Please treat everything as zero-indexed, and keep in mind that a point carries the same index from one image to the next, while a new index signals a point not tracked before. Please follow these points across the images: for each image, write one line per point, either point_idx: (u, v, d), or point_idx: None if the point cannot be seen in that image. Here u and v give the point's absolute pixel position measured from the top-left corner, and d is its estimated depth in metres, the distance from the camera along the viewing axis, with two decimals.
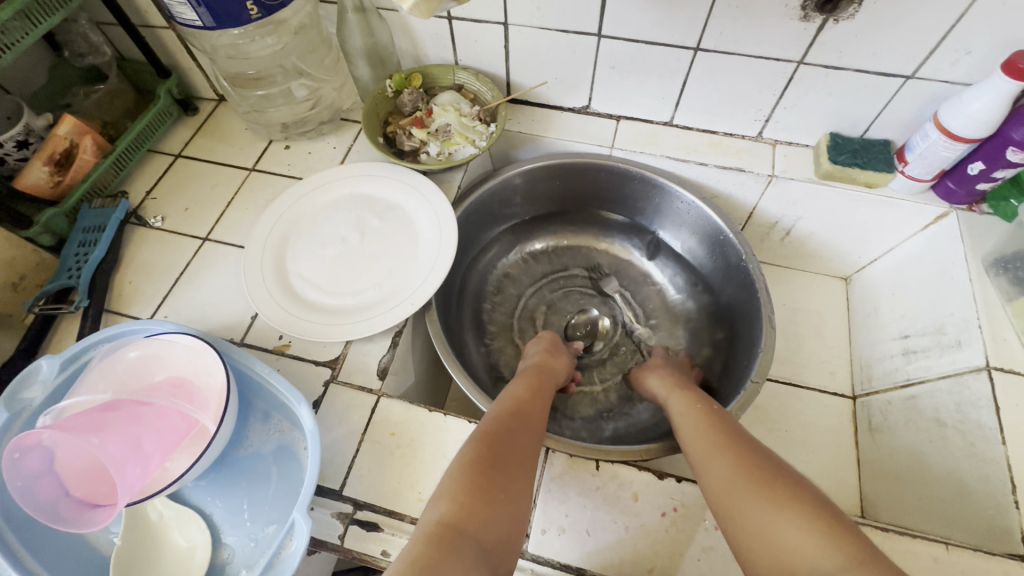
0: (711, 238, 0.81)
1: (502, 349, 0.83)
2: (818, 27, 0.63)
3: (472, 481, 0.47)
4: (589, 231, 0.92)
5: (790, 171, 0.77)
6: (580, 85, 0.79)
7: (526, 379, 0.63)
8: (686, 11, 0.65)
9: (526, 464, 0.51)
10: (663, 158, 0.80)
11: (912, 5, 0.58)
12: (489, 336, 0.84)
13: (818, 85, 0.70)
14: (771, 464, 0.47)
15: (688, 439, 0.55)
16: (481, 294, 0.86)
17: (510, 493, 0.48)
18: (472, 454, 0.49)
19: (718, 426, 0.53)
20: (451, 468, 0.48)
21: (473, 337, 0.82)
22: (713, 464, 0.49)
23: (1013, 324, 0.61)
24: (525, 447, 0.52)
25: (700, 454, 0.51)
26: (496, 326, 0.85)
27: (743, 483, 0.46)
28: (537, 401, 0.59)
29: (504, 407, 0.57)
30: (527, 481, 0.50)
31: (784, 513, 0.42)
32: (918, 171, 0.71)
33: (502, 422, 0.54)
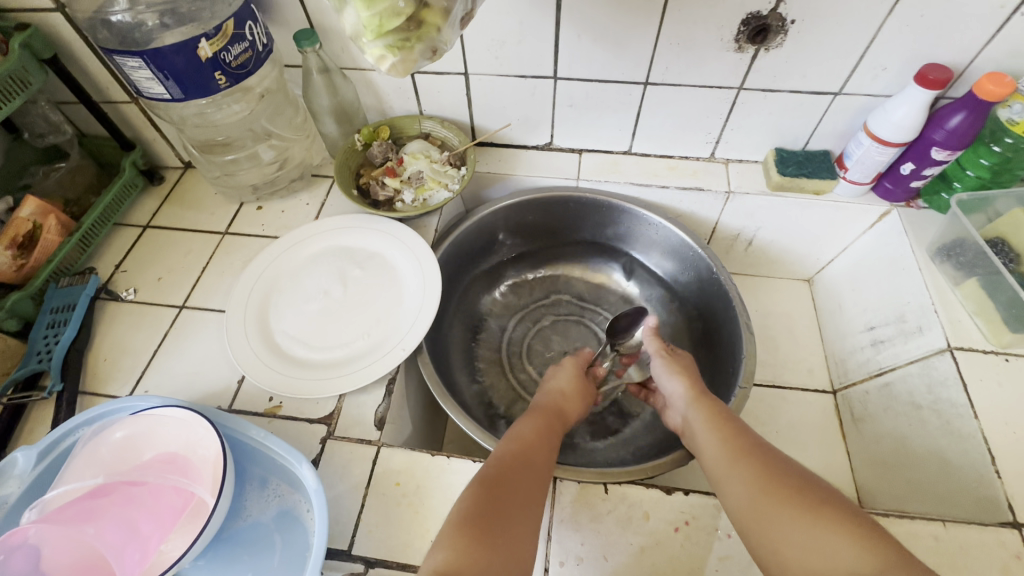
0: (682, 255, 0.85)
1: (494, 385, 0.82)
2: (751, 56, 0.69)
3: (473, 530, 0.46)
4: (564, 260, 0.94)
5: (745, 186, 0.82)
6: (541, 124, 0.84)
7: (533, 418, 0.62)
8: (632, 51, 0.71)
9: (530, 505, 0.50)
10: (627, 185, 0.85)
11: (830, 33, 0.66)
12: (481, 372, 0.83)
13: (758, 107, 0.76)
14: (792, 475, 0.48)
15: (704, 454, 0.55)
16: (467, 333, 0.85)
17: (514, 534, 0.47)
18: (475, 501, 0.49)
19: (735, 434, 0.54)
20: (456, 512, 0.48)
21: (465, 375, 0.81)
22: (732, 479, 0.50)
23: (964, 305, 0.68)
24: (531, 487, 0.52)
25: (719, 469, 0.52)
26: (486, 362, 0.84)
27: (762, 497, 0.47)
28: (545, 440, 0.59)
29: (510, 448, 0.56)
30: (531, 523, 0.49)
31: (810, 524, 0.44)
32: (858, 176, 0.77)
33: (507, 463, 0.54)
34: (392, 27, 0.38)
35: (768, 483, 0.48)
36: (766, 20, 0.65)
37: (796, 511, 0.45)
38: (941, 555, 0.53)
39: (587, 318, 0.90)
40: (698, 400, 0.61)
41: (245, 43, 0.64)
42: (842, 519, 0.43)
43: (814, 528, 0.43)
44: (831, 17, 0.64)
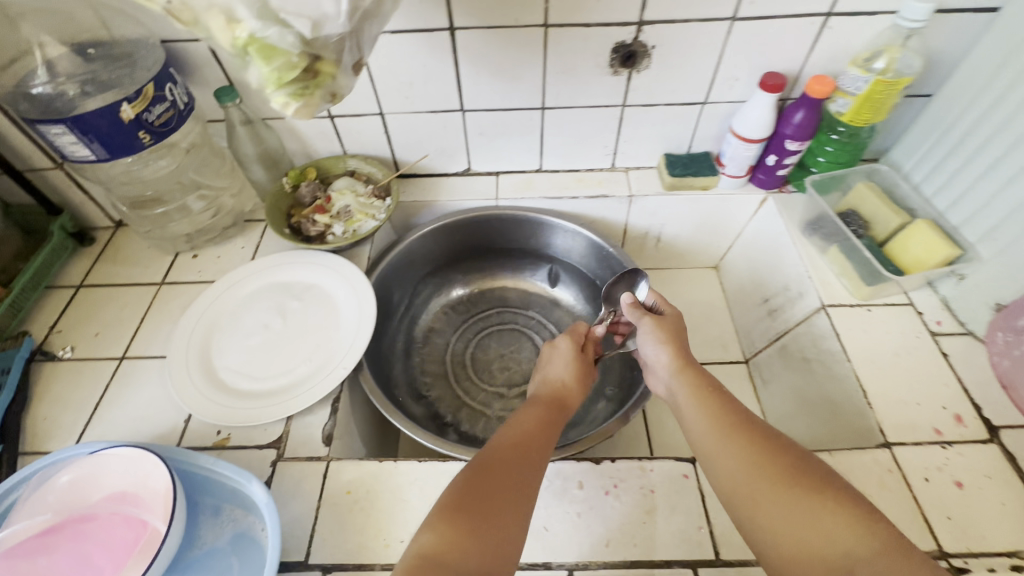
0: (597, 255, 0.93)
1: (440, 396, 0.86)
2: (627, 78, 0.81)
3: (461, 521, 0.46)
4: (495, 274, 1.01)
5: (644, 190, 0.93)
6: (457, 152, 0.92)
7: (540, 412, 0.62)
8: (525, 81, 0.81)
9: (522, 493, 0.50)
10: (541, 200, 0.94)
11: (686, 54, 0.78)
12: (425, 386, 0.87)
13: (642, 120, 0.88)
14: (796, 462, 0.49)
15: (691, 428, 0.56)
16: (409, 351, 0.90)
17: (503, 526, 0.47)
18: (466, 493, 0.49)
19: (725, 411, 0.54)
20: (447, 508, 0.48)
21: (410, 390, 0.85)
22: (724, 459, 0.51)
23: (830, 267, 0.80)
24: (524, 480, 0.52)
25: (709, 445, 0.53)
26: (430, 376, 0.89)
27: (761, 483, 0.48)
28: (544, 432, 0.58)
29: (508, 441, 0.56)
30: (523, 515, 0.49)
31: (814, 507, 0.45)
32: (734, 170, 0.88)
33: (502, 456, 0.53)
34: (291, 79, 0.43)
35: (769, 469, 0.48)
36: (632, 47, 0.77)
37: (796, 499, 0.46)
38: None
39: (521, 324, 0.96)
40: (683, 371, 0.60)
41: (166, 103, 0.69)
42: (848, 511, 0.44)
43: (814, 518, 0.44)
44: (683, 42, 0.76)
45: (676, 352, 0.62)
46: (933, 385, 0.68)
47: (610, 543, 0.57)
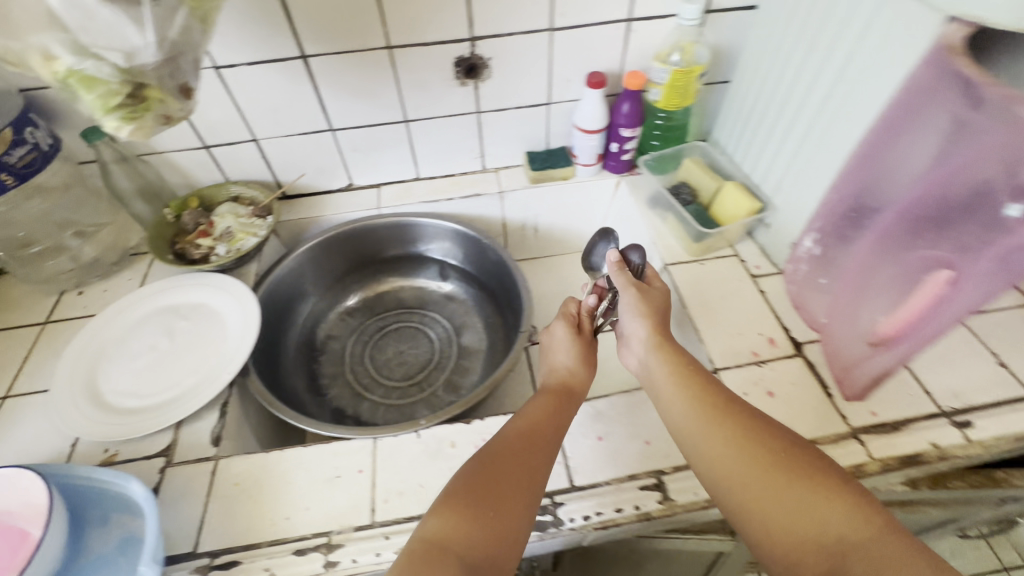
0: (475, 248, 1.00)
1: (339, 394, 0.90)
2: (474, 88, 0.91)
3: (467, 507, 0.50)
4: (389, 277, 1.06)
5: (512, 186, 1.03)
6: (336, 169, 1.00)
7: (544, 400, 0.65)
8: (383, 98, 0.90)
9: (522, 480, 0.54)
10: (420, 204, 1.02)
11: (520, 63, 0.89)
12: (324, 388, 0.92)
13: (498, 123, 0.98)
14: (783, 439, 0.52)
15: (673, 410, 0.58)
16: (306, 358, 0.94)
17: (501, 509, 0.51)
18: (469, 483, 0.52)
19: (715, 399, 0.56)
20: (453, 499, 0.51)
21: (308, 393, 0.90)
22: (709, 440, 0.54)
23: (669, 231, 0.93)
24: (524, 468, 0.55)
25: (695, 429, 0.55)
26: (329, 378, 0.93)
27: (753, 466, 0.50)
28: (548, 420, 0.61)
29: (515, 431, 0.59)
30: (523, 501, 0.52)
31: (809, 492, 0.47)
32: (586, 159, 1.00)
33: (508, 446, 0.57)
34: (116, 104, 0.49)
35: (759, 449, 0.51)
36: (471, 60, 0.87)
37: (793, 486, 0.48)
38: None
39: (416, 320, 1.02)
40: (659, 348, 0.64)
41: (27, 145, 0.73)
42: (840, 492, 0.47)
43: (806, 497, 0.47)
44: (514, 52, 0.87)
45: (652, 325, 0.67)
46: (752, 317, 0.80)
47: None
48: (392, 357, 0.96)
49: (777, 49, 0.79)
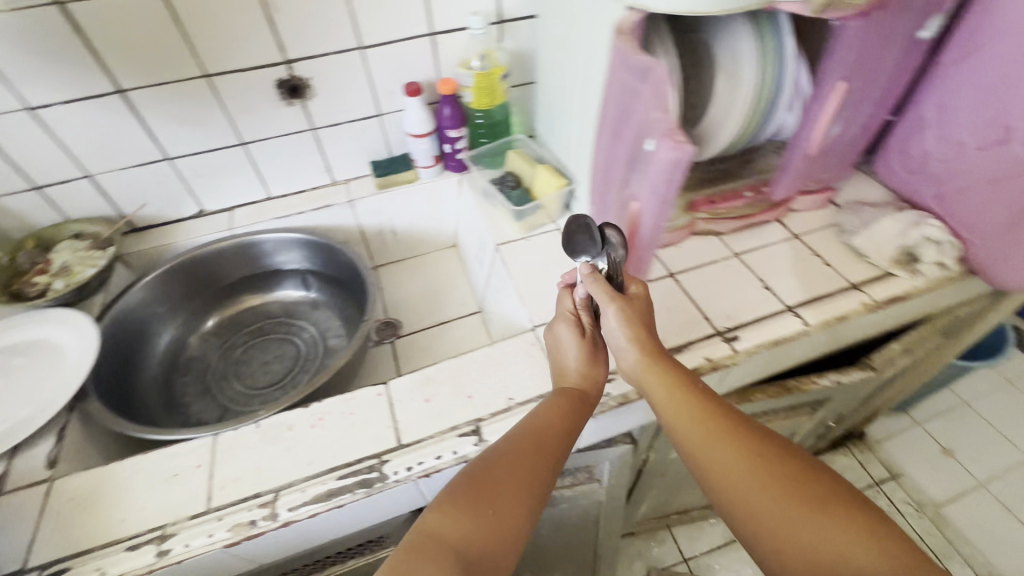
0: (329, 254, 1.06)
1: (201, 410, 0.93)
2: (302, 106, 0.98)
3: (468, 504, 0.55)
4: (253, 294, 1.09)
5: (361, 194, 1.11)
6: (184, 197, 1.03)
7: (556, 402, 0.67)
8: (213, 123, 0.95)
9: (523, 486, 0.58)
10: (272, 221, 1.07)
11: (341, 80, 0.97)
12: (185, 407, 0.94)
13: (336, 138, 1.05)
14: (786, 455, 0.56)
15: (675, 427, 0.60)
16: (165, 381, 0.96)
17: (501, 506, 0.56)
18: (474, 484, 0.57)
19: (725, 425, 0.58)
20: (457, 501, 0.55)
21: (168, 414, 0.92)
22: (716, 455, 0.57)
23: (497, 214, 1.02)
24: (526, 471, 0.59)
25: (705, 448, 0.57)
26: (190, 397, 0.95)
27: (768, 493, 0.53)
28: (559, 425, 0.65)
29: (523, 438, 0.62)
30: (525, 503, 0.57)
31: (826, 520, 0.51)
32: (424, 162, 1.09)
33: (514, 451, 0.61)
34: None
35: (763, 463, 0.55)
36: (292, 81, 0.95)
37: (815, 519, 0.51)
38: (490, 362, 0.79)
39: (281, 331, 1.06)
40: (655, 368, 0.62)
41: None
42: (852, 522, 0.50)
43: (820, 529, 0.50)
44: (333, 71, 0.96)
45: (643, 351, 0.63)
46: None
47: (313, 461, 0.69)
48: (255, 369, 0.99)
49: (551, 46, 0.91)
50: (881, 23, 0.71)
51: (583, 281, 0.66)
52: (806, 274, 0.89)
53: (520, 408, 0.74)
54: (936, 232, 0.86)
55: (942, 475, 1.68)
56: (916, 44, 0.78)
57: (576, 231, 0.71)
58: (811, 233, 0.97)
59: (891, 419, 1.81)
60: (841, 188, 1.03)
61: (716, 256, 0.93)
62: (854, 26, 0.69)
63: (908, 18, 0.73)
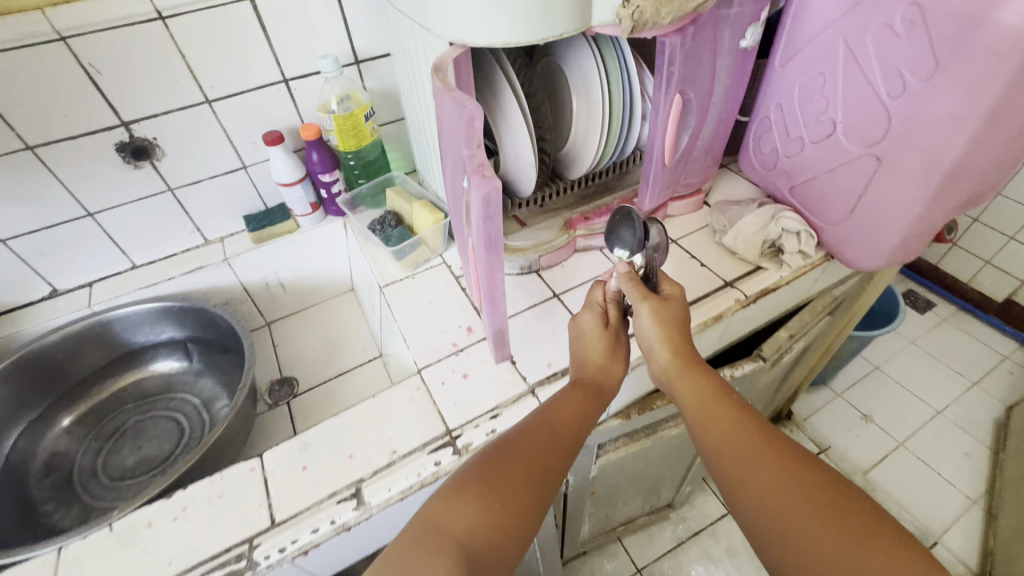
0: (207, 320, 0.99)
1: (59, 518, 0.82)
2: (153, 168, 0.92)
3: (477, 494, 0.56)
4: (126, 373, 1.00)
5: (237, 250, 1.04)
6: (29, 279, 0.93)
7: (573, 394, 0.67)
8: (49, 197, 0.87)
9: (536, 478, 0.59)
10: (139, 291, 0.99)
11: (193, 136, 0.92)
12: (40, 516, 0.81)
13: (200, 196, 0.99)
14: (821, 471, 0.55)
15: (706, 424, 0.62)
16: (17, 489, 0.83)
17: (511, 498, 0.57)
18: (486, 475, 0.58)
19: (759, 432, 0.60)
20: (469, 489, 0.56)
21: (17, 526, 0.79)
22: (746, 457, 0.58)
23: (380, 254, 0.99)
24: (540, 465, 0.60)
25: (737, 448, 0.59)
26: (47, 503, 0.83)
27: (800, 503, 0.53)
28: (577, 419, 0.66)
29: (542, 431, 0.63)
30: (537, 497, 0.58)
31: (857, 544, 0.49)
32: (302, 210, 1.05)
33: (534, 442, 0.62)
34: None
35: (799, 471, 0.56)
36: (136, 143, 0.88)
37: (846, 539, 0.50)
38: (374, 416, 0.76)
39: (159, 411, 0.97)
40: (691, 370, 0.66)
41: None
42: (890, 550, 0.48)
43: (852, 551, 0.49)
44: (182, 128, 0.90)
45: (675, 353, 0.67)
46: (454, 313, 0.88)
47: (174, 560, 0.63)
48: (127, 459, 0.90)
49: (407, 81, 0.90)
50: (701, 36, 0.75)
51: (618, 280, 0.70)
52: (684, 278, 0.91)
53: (403, 461, 0.71)
54: (792, 223, 0.90)
55: (865, 442, 1.76)
56: (743, 53, 0.83)
57: (621, 222, 0.77)
58: (688, 236, 1.00)
59: (813, 396, 1.88)
60: (712, 189, 1.07)
61: (599, 271, 0.94)
62: (677, 41, 0.72)
63: (727, 29, 0.78)
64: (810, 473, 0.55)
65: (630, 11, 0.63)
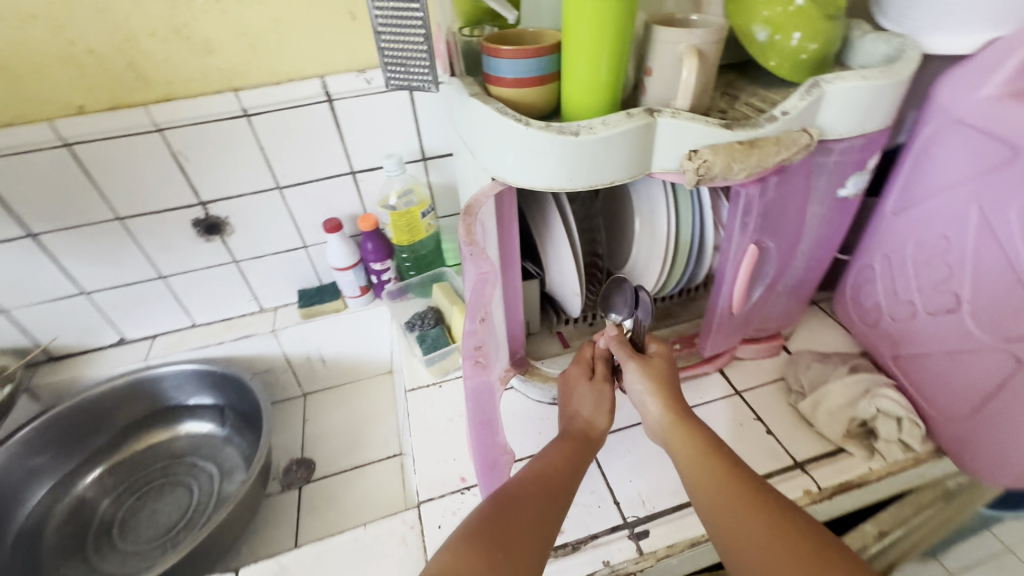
0: (242, 390, 1.00)
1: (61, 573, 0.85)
2: (222, 241, 0.97)
3: (480, 551, 0.50)
4: (166, 426, 1.04)
5: (285, 322, 1.06)
6: (103, 328, 1.01)
7: (562, 446, 0.65)
8: (130, 259, 0.94)
9: (532, 531, 0.54)
10: (190, 351, 1.02)
11: (261, 216, 0.96)
12: (46, 567, 0.85)
13: (261, 268, 1.03)
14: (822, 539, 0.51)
15: (698, 477, 0.58)
16: (37, 533, 0.89)
17: (510, 555, 0.51)
18: (484, 525, 0.53)
19: (748, 489, 0.55)
20: (466, 542, 0.51)
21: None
22: (736, 513, 0.54)
23: (413, 353, 0.94)
24: (535, 518, 0.55)
25: (722, 505, 0.55)
26: (57, 555, 0.87)
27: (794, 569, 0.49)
28: (569, 471, 0.62)
29: (532, 482, 0.59)
30: (534, 552, 0.52)
31: None
32: (352, 292, 1.05)
33: (527, 493, 0.57)
34: None
35: (783, 528, 0.52)
36: (210, 220, 0.94)
37: None
38: (359, 550, 0.69)
39: (181, 473, 0.98)
40: (686, 425, 0.63)
41: None
42: None
43: None
44: (252, 209, 0.95)
45: (666, 406, 0.65)
46: None
47: None
48: (137, 521, 0.91)
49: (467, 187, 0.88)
50: (788, 185, 0.64)
51: (607, 341, 0.71)
52: (742, 445, 0.77)
53: None
54: (891, 404, 0.73)
55: None
56: (842, 201, 0.71)
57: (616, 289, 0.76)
58: (757, 388, 0.85)
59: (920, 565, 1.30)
60: (795, 332, 0.92)
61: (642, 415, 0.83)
62: (754, 192, 0.62)
63: (824, 179, 0.67)
64: (796, 529, 0.52)
65: (695, 163, 0.56)
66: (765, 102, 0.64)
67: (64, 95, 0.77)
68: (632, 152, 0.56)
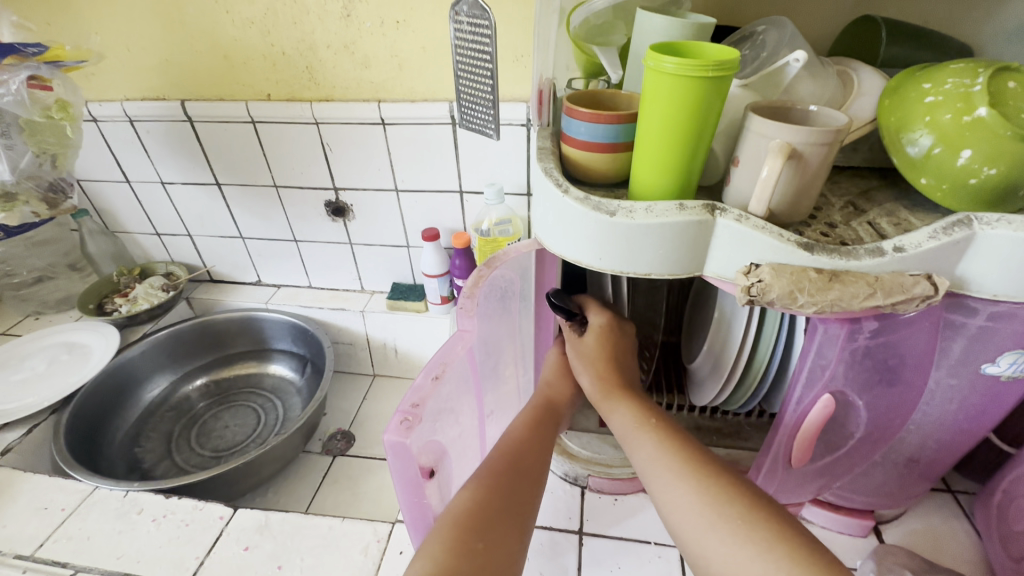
0: (320, 353, 1.13)
1: (150, 449, 1.07)
2: (344, 224, 1.11)
3: (462, 537, 0.46)
4: (264, 360, 1.24)
5: (374, 307, 1.17)
6: (248, 268, 1.23)
7: (529, 413, 0.63)
8: (277, 220, 1.14)
9: (516, 506, 0.50)
10: (298, 307, 1.19)
11: (378, 211, 1.07)
12: (144, 441, 1.08)
13: (369, 255, 1.15)
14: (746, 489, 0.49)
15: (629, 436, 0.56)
16: (151, 412, 1.13)
17: (496, 539, 0.47)
18: (466, 509, 0.48)
19: (673, 442, 0.54)
20: (445, 530, 0.47)
21: (127, 442, 1.07)
22: (657, 461, 0.53)
23: None
24: (514, 487, 0.52)
25: (653, 462, 0.53)
26: (155, 435, 1.10)
27: (714, 509, 0.48)
28: (540, 434, 0.59)
29: (501, 449, 0.56)
30: (517, 528, 0.49)
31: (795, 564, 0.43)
32: (434, 299, 1.11)
33: (498, 468, 0.53)
34: None
35: (698, 471, 0.51)
36: (338, 204, 1.08)
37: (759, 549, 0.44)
38: (326, 538, 0.73)
39: (257, 403, 1.16)
40: (626, 396, 0.60)
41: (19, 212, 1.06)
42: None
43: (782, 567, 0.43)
44: (372, 203, 1.06)
45: (599, 374, 0.63)
46: None
47: (121, 556, 0.71)
48: (212, 430, 1.11)
49: None
50: (892, 338, 0.51)
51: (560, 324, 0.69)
52: None
53: None
54: None
55: None
56: (991, 383, 0.52)
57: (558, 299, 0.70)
58: None
59: None
60: (900, 518, 0.70)
61: (652, 533, 0.72)
62: (838, 332, 0.51)
63: (960, 343, 0.50)
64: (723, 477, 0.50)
65: (750, 280, 0.47)
66: (897, 227, 0.51)
67: (261, 85, 0.96)
68: (678, 251, 0.49)
